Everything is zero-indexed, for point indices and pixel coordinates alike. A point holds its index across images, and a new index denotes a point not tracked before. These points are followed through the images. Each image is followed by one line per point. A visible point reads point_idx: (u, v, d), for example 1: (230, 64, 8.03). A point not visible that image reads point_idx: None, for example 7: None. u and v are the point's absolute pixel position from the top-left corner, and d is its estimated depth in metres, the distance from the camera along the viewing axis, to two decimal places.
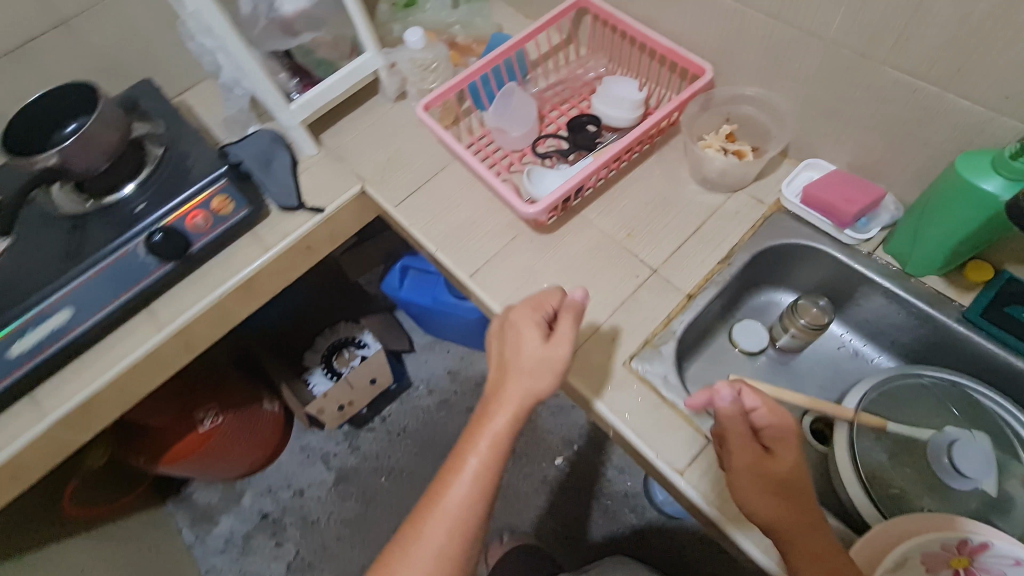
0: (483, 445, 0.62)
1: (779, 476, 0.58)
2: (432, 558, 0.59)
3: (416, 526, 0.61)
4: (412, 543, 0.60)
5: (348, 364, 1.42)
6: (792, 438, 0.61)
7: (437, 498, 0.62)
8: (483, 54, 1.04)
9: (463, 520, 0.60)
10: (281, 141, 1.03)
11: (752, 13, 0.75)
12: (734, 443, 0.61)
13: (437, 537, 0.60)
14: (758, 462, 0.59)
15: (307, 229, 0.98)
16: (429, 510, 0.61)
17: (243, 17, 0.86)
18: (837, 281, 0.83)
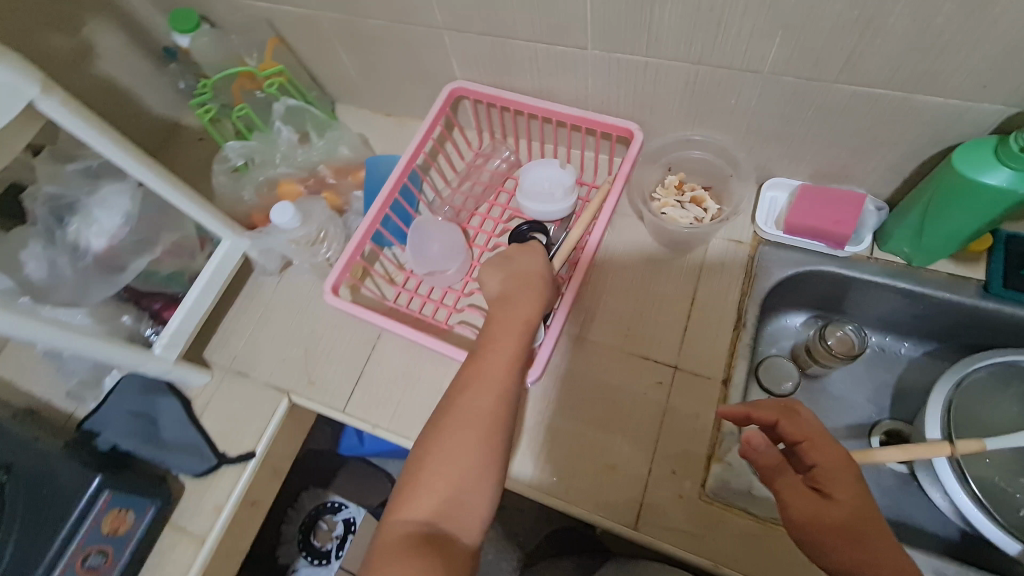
0: (514, 328, 0.59)
1: (845, 519, 0.50)
2: (475, 454, 0.53)
3: (448, 419, 0.54)
4: (447, 437, 0.53)
5: (332, 536, 1.22)
6: (849, 472, 0.52)
7: (470, 386, 0.56)
8: (365, 182, 0.85)
9: (495, 392, 0.55)
10: (158, 387, 0.79)
11: (667, 63, 0.65)
12: (788, 493, 0.51)
13: (464, 431, 0.53)
14: (812, 504, 0.51)
15: (244, 486, 0.76)
16: (458, 404, 0.55)
17: (38, 281, 0.62)
18: (842, 291, 0.78)
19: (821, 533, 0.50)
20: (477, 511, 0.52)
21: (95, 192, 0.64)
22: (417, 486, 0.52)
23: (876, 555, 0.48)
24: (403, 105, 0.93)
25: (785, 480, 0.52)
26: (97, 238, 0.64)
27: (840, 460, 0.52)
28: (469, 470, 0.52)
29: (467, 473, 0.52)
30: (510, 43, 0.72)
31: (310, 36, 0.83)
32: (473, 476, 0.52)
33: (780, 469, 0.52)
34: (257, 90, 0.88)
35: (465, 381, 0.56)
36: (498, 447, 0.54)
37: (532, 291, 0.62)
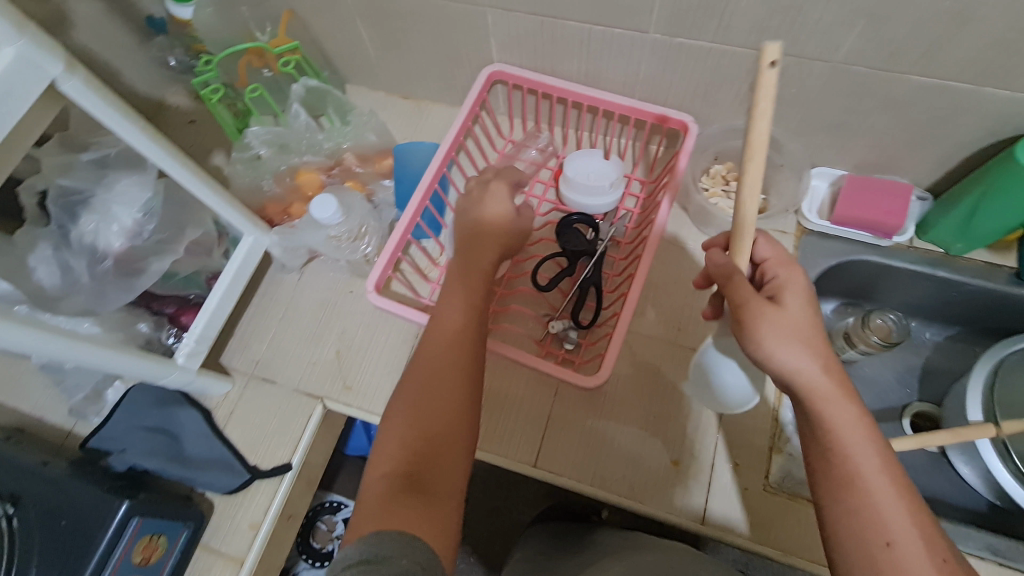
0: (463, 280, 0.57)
1: (791, 322, 0.44)
2: (445, 406, 0.49)
3: (411, 379, 0.51)
4: (412, 395, 0.50)
5: (331, 538, 1.17)
6: (801, 285, 0.46)
7: (432, 339, 0.54)
8: (395, 171, 0.80)
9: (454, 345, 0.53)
10: (175, 397, 0.72)
11: (731, 50, 0.63)
12: (735, 289, 0.46)
13: (422, 394, 0.50)
14: (761, 309, 0.44)
15: (282, 500, 0.71)
16: (421, 360, 0.53)
17: (52, 291, 0.54)
18: (877, 282, 0.79)
19: (768, 331, 0.44)
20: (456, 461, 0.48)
21: (110, 185, 0.57)
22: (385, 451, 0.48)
23: (790, 338, 0.43)
24: (425, 88, 0.87)
25: (735, 286, 0.46)
26: (115, 237, 0.57)
27: (795, 275, 0.47)
28: (441, 421, 0.49)
29: (436, 424, 0.49)
30: (563, 24, 0.67)
31: (327, 10, 0.75)
32: (448, 426, 0.49)
33: (735, 276, 0.46)
34: (264, 67, 0.80)
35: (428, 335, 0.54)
36: (468, 396, 0.51)
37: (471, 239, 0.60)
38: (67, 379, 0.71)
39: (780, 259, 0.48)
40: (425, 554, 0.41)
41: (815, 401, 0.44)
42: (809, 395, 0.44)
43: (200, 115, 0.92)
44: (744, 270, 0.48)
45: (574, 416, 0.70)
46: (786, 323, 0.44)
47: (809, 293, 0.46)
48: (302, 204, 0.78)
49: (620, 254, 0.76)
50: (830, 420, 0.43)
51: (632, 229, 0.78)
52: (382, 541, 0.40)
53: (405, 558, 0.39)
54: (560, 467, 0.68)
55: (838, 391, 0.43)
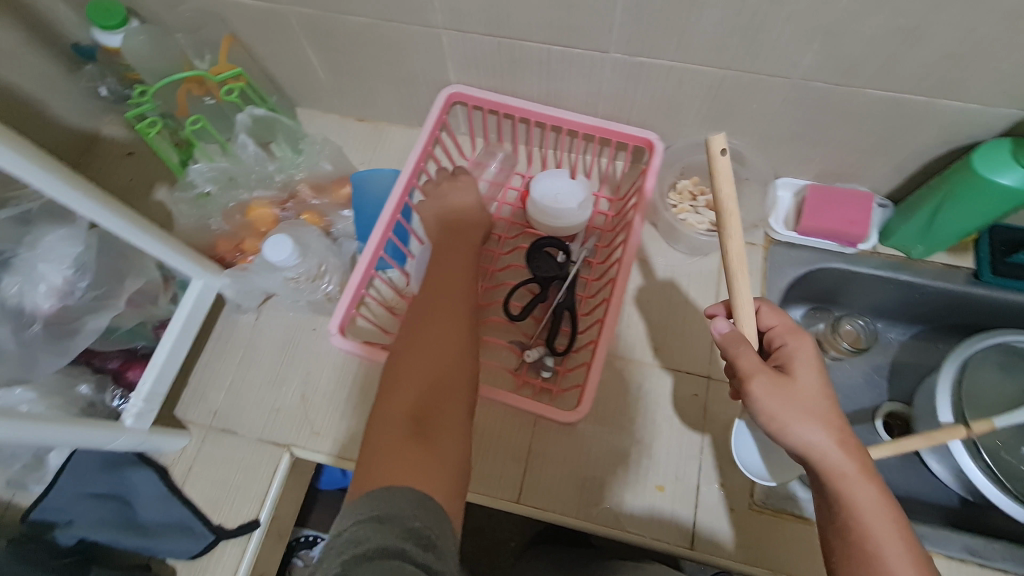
0: (451, 258, 0.61)
1: (805, 396, 0.46)
2: (440, 360, 0.50)
3: (403, 341, 0.52)
4: (407, 355, 0.51)
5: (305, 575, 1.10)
6: (813, 357, 0.49)
7: (422, 305, 0.55)
8: (355, 199, 0.77)
9: (445, 308, 0.54)
10: (126, 458, 0.67)
11: (693, 68, 0.62)
12: (748, 361, 0.47)
13: (421, 349, 0.51)
14: (775, 382, 0.46)
15: (249, 560, 0.66)
16: (412, 326, 0.54)
17: None
18: (843, 287, 0.80)
19: (785, 405, 0.46)
20: (459, 408, 0.48)
21: (35, 243, 0.52)
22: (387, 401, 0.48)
23: (804, 412, 0.45)
24: (380, 110, 0.83)
25: (745, 357, 0.47)
26: (44, 298, 0.52)
27: (805, 345, 0.50)
28: (440, 372, 0.49)
29: (434, 377, 0.49)
30: (520, 45, 0.65)
31: (271, 34, 0.71)
32: (446, 380, 0.49)
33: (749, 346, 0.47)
34: (207, 95, 0.75)
35: (420, 302, 0.56)
36: (463, 350, 0.51)
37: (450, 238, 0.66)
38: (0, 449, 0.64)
39: (787, 328, 0.51)
40: (435, 512, 0.41)
41: (836, 478, 0.45)
42: (834, 473, 0.45)
43: (139, 146, 0.86)
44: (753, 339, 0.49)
45: (555, 445, 0.68)
46: (799, 398, 0.46)
47: (816, 361, 0.49)
48: (256, 240, 0.73)
49: (593, 275, 0.75)
50: (853, 499, 0.44)
51: (603, 249, 0.76)
52: (391, 494, 0.41)
53: (416, 515, 0.40)
54: (543, 500, 0.66)
55: (857, 470, 0.45)
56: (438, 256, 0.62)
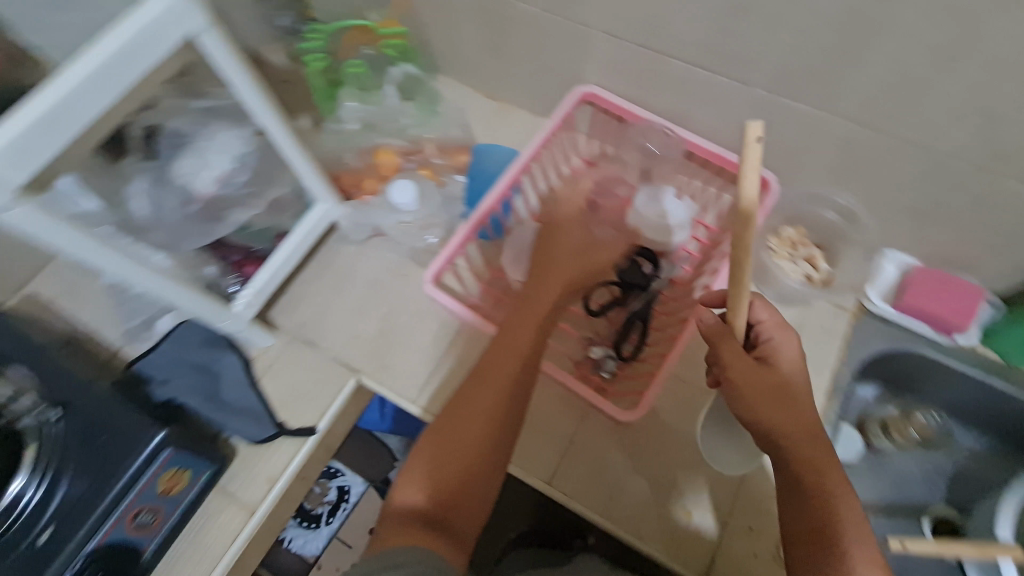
0: (529, 319, 0.61)
1: (777, 383, 0.50)
2: (474, 450, 0.53)
3: (450, 411, 0.56)
4: (450, 435, 0.54)
5: (321, 502, 1.22)
6: (791, 350, 0.52)
7: (480, 379, 0.57)
8: (471, 168, 0.82)
9: (503, 387, 0.56)
10: (221, 340, 0.75)
11: (832, 119, 0.63)
12: (727, 349, 0.52)
13: (464, 426, 0.54)
14: (746, 367, 0.51)
15: (299, 461, 0.73)
16: (466, 400, 0.56)
17: (140, 222, 0.57)
18: (926, 377, 0.78)
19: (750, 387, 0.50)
20: (477, 502, 0.52)
21: (212, 133, 0.59)
22: (415, 472, 0.53)
23: (771, 398, 0.50)
24: (513, 93, 0.88)
25: (727, 344, 0.52)
26: (209, 181, 0.58)
27: (789, 340, 0.53)
28: (474, 459, 0.53)
29: (466, 470, 0.52)
30: (666, 60, 0.68)
31: (440, 2, 0.78)
32: (475, 474, 0.52)
33: (725, 335, 0.52)
34: (367, 45, 0.81)
35: (479, 367, 0.58)
36: (497, 451, 0.54)
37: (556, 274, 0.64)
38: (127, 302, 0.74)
39: (776, 322, 0.53)
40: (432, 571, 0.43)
41: (801, 465, 0.48)
42: (799, 460, 0.48)
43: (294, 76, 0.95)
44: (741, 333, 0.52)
45: (596, 444, 0.70)
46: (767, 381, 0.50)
47: (798, 355, 0.52)
48: (375, 181, 0.80)
49: (674, 294, 0.76)
50: (826, 485, 0.47)
51: (690, 273, 0.78)
52: (395, 551, 0.44)
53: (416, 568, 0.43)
54: (572, 491, 0.68)
55: (824, 459, 0.47)
56: (515, 312, 0.62)
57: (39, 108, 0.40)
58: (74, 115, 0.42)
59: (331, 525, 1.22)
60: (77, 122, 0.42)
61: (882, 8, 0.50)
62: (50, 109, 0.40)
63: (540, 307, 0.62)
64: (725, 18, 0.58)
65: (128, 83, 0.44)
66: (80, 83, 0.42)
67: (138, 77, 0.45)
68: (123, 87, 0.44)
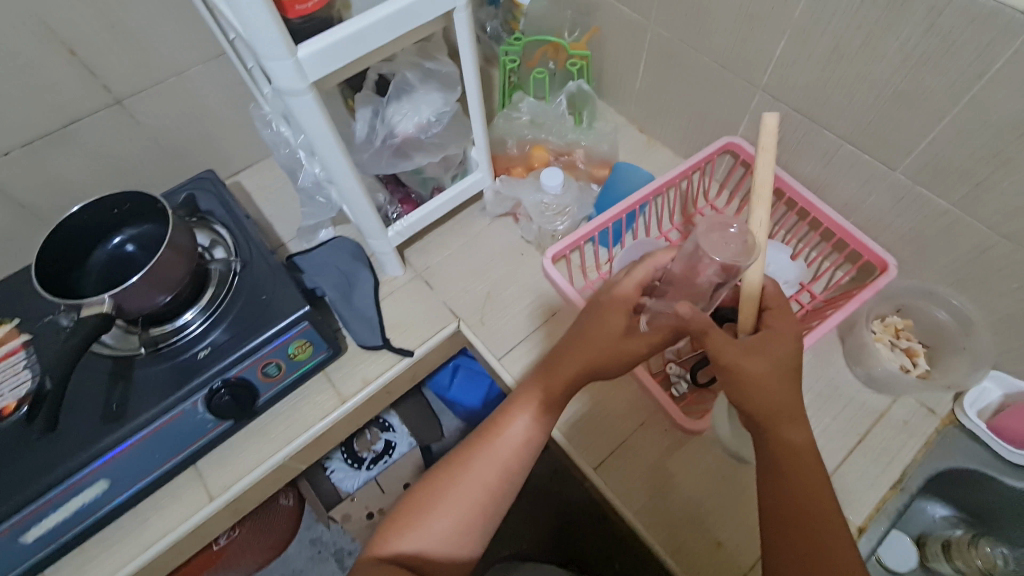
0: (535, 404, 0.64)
1: (766, 372, 0.55)
2: (465, 515, 0.62)
3: (450, 470, 0.64)
4: (429, 506, 0.62)
5: (370, 449, 1.32)
6: (785, 333, 0.57)
7: (465, 459, 0.64)
8: (607, 182, 0.93)
9: (501, 467, 0.63)
10: (363, 258, 0.89)
11: (968, 221, 0.65)
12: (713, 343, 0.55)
13: (459, 494, 0.62)
14: (735, 354, 0.55)
15: (391, 375, 0.84)
16: (450, 475, 0.63)
17: (355, 141, 0.73)
18: (1004, 511, 0.74)
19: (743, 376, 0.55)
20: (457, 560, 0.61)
21: (427, 89, 0.73)
22: (407, 520, 0.62)
23: (757, 386, 0.55)
24: (663, 130, 0.98)
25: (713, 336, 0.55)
26: (411, 125, 0.73)
27: (788, 324, 0.58)
28: (461, 523, 0.61)
29: (441, 542, 0.61)
30: (817, 130, 0.74)
31: (626, 39, 0.90)
32: (461, 536, 0.61)
33: (708, 331, 0.54)
34: (553, 61, 0.96)
35: (482, 436, 0.65)
36: (472, 527, 0.62)
37: (576, 347, 0.63)
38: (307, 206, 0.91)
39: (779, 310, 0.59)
40: None
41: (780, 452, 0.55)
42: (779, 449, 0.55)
43: None
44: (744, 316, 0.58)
45: (648, 450, 0.75)
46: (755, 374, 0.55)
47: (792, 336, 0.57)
48: (523, 170, 0.93)
49: None
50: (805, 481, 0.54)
51: None
52: None
53: None
54: (613, 482, 0.73)
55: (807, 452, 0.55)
56: (532, 385, 0.66)
57: (349, 31, 0.55)
58: (366, 41, 0.57)
59: (369, 471, 1.31)
60: (365, 47, 0.57)
61: None
62: (355, 33, 0.55)
63: (531, 396, 0.65)
64: (887, 102, 0.64)
65: (401, 32, 0.59)
66: (378, 21, 0.56)
67: (413, 25, 0.59)
68: (401, 31, 0.58)
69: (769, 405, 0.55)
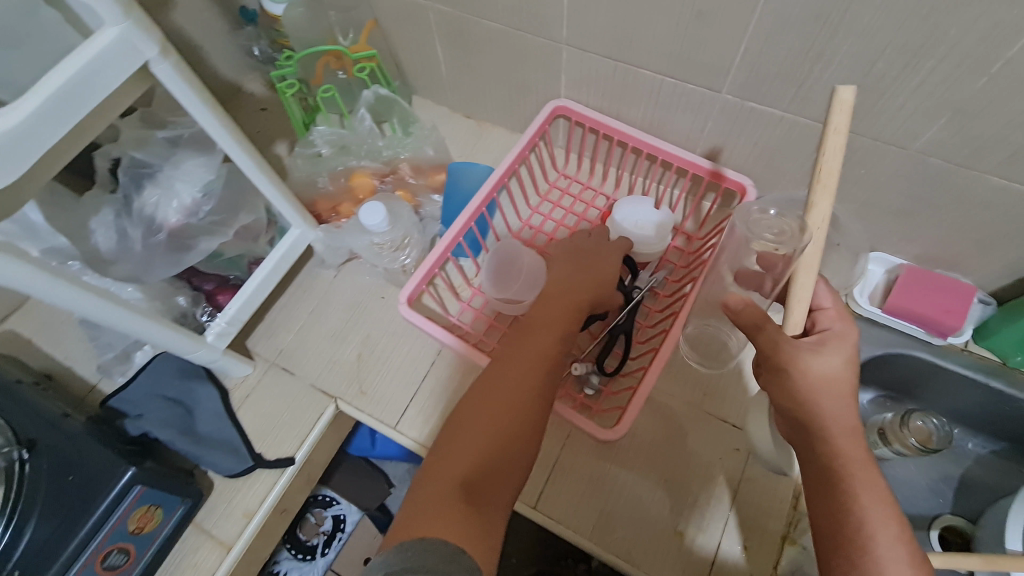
0: (563, 309, 0.60)
1: (832, 379, 0.47)
2: (515, 420, 0.53)
3: (485, 383, 0.56)
4: (475, 421, 0.53)
5: (319, 531, 1.17)
6: (849, 346, 0.49)
7: (501, 367, 0.57)
8: (446, 187, 0.82)
9: (542, 366, 0.56)
10: (196, 369, 0.73)
11: (806, 123, 0.62)
12: (766, 345, 0.47)
13: (497, 399, 0.54)
14: (797, 360, 0.47)
15: (277, 492, 0.71)
16: (481, 393, 0.56)
17: (108, 251, 0.57)
18: (919, 380, 0.76)
19: (791, 385, 0.48)
20: (512, 477, 0.51)
21: (177, 163, 0.59)
22: (448, 447, 0.52)
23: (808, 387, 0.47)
24: (489, 109, 0.88)
25: (766, 336, 0.47)
26: (173, 213, 0.59)
27: (850, 334, 0.50)
28: (510, 427, 0.53)
29: (495, 458, 0.51)
30: (635, 71, 0.67)
31: (409, 23, 0.78)
32: (510, 447, 0.52)
33: (765, 325, 0.47)
34: (340, 69, 0.83)
35: (513, 346, 0.59)
36: (533, 427, 0.53)
37: (567, 267, 0.66)
38: (101, 337, 0.74)
39: (838, 313, 0.51)
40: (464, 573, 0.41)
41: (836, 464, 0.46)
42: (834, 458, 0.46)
43: (272, 104, 0.95)
44: (800, 319, 0.49)
45: (585, 464, 0.68)
46: (803, 383, 0.47)
47: (852, 352, 0.49)
48: (351, 205, 0.80)
49: (656, 306, 0.75)
50: (856, 479, 0.45)
51: (672, 283, 0.76)
52: (426, 547, 0.42)
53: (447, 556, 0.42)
54: (560, 513, 0.66)
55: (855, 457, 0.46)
56: (541, 298, 0.63)
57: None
58: (27, 145, 0.40)
59: (326, 557, 1.17)
60: (30, 153, 0.41)
61: (843, 8, 0.49)
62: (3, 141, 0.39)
63: (552, 306, 0.61)
64: (690, 26, 0.58)
65: (79, 116, 0.43)
66: (33, 114, 0.40)
67: (94, 104, 0.44)
68: (77, 117, 0.43)
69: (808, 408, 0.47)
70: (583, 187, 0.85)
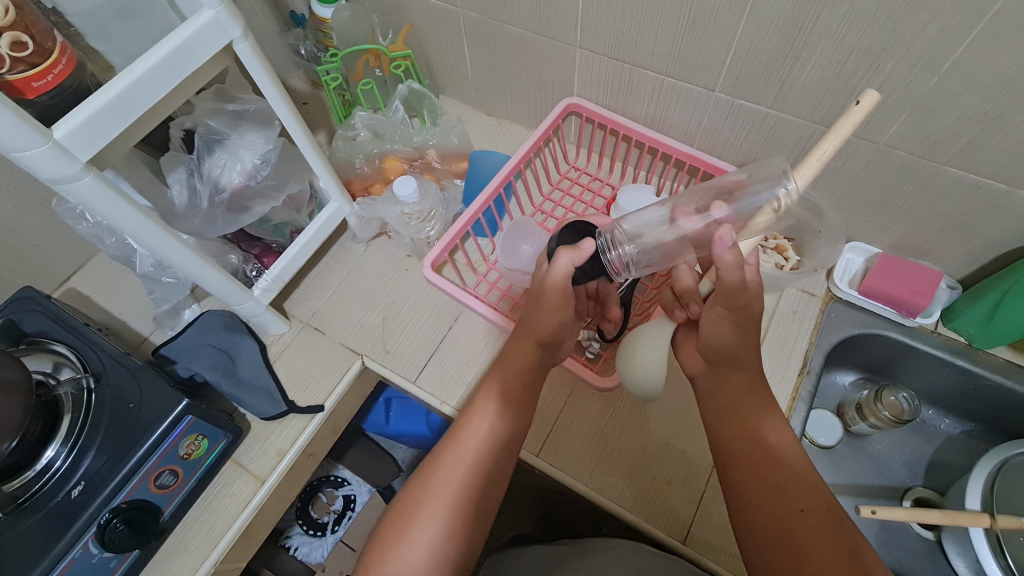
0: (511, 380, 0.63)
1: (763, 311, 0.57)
2: (454, 512, 0.57)
3: (426, 473, 0.60)
4: (415, 514, 0.57)
5: (329, 509, 1.23)
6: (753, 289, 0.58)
7: (438, 460, 0.61)
8: (468, 173, 0.92)
9: (484, 457, 0.60)
10: (238, 323, 0.81)
11: (788, 119, 0.70)
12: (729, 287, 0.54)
13: (438, 496, 0.58)
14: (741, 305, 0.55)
15: (306, 436, 0.79)
16: (428, 474, 0.60)
17: (178, 207, 0.67)
18: (893, 360, 0.82)
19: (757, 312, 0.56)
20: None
21: (242, 133, 0.69)
22: (393, 545, 0.56)
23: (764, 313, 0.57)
24: (509, 108, 0.98)
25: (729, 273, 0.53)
26: (236, 175, 0.67)
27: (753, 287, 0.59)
28: (451, 523, 0.57)
29: (454, 569, 0.56)
30: (640, 72, 0.77)
31: (442, 27, 0.88)
32: (451, 542, 0.56)
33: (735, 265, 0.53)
34: (378, 68, 0.93)
35: (453, 433, 0.62)
36: (469, 519, 0.58)
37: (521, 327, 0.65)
38: (158, 291, 0.82)
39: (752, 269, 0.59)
40: None
41: None
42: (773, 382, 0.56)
43: (312, 99, 1.05)
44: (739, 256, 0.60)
45: (583, 420, 0.75)
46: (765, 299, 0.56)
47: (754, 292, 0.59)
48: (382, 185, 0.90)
49: (653, 283, 0.82)
50: None
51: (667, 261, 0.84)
52: None
53: None
54: (560, 463, 0.73)
55: None
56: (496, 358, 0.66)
57: (108, 96, 0.48)
58: (136, 103, 0.50)
59: (335, 533, 1.22)
60: (139, 108, 0.50)
61: (816, 14, 0.57)
62: (117, 97, 0.48)
63: (491, 391, 0.63)
64: (687, 30, 0.67)
65: (176, 82, 0.52)
66: (142, 76, 0.49)
67: (189, 71, 0.53)
68: (174, 81, 0.52)
69: (742, 346, 0.57)
70: (592, 178, 0.94)
